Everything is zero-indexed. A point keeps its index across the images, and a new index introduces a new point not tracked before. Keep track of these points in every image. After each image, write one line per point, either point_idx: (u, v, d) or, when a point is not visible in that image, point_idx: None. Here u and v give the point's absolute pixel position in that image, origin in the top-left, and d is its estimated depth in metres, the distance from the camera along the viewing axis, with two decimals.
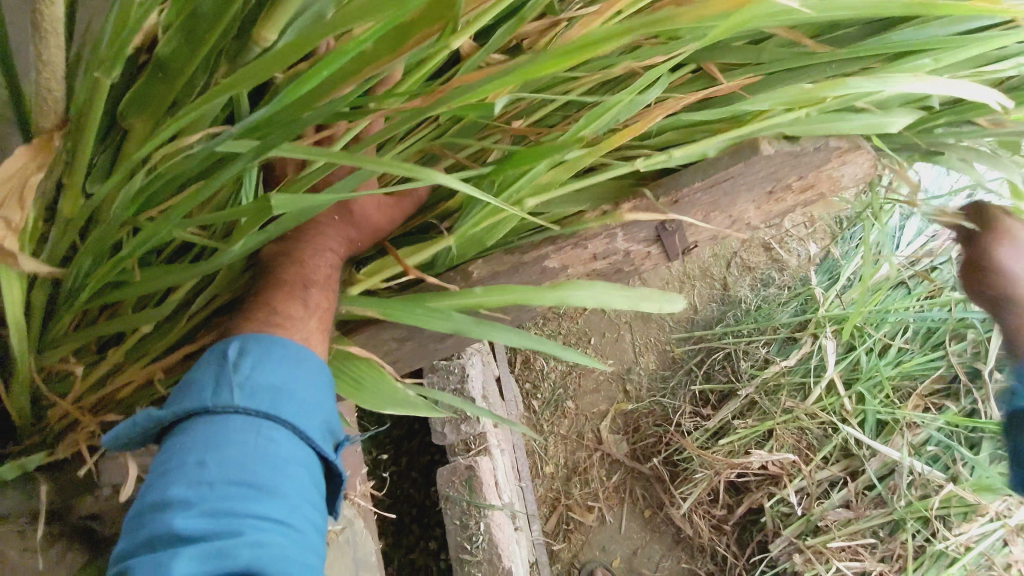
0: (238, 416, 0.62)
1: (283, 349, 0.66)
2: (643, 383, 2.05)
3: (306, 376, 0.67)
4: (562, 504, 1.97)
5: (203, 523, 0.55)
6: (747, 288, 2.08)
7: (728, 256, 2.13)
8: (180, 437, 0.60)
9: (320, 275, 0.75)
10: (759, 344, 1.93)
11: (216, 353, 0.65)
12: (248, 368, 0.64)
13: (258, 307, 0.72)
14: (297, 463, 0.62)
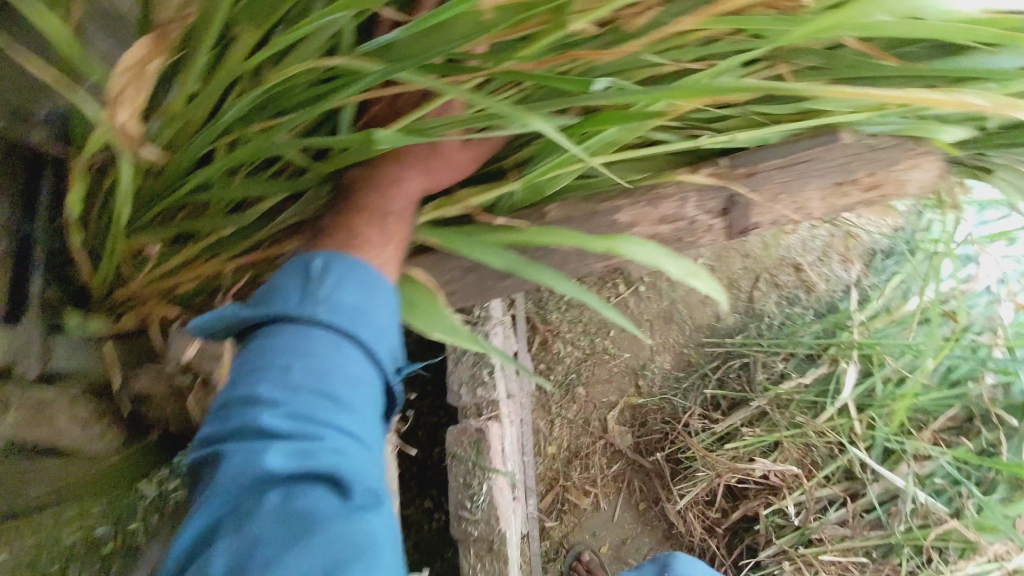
0: (321, 330, 0.67)
1: (365, 271, 0.71)
2: (656, 381, 2.07)
3: (383, 300, 0.72)
4: (561, 485, 1.99)
5: (289, 424, 0.62)
6: (772, 304, 2.11)
7: (757, 270, 2.15)
8: (268, 341, 0.67)
9: (396, 211, 0.76)
10: (777, 358, 1.98)
11: (303, 266, 0.70)
12: (333, 286, 0.69)
13: (338, 229, 0.75)
14: (369, 381, 0.68)
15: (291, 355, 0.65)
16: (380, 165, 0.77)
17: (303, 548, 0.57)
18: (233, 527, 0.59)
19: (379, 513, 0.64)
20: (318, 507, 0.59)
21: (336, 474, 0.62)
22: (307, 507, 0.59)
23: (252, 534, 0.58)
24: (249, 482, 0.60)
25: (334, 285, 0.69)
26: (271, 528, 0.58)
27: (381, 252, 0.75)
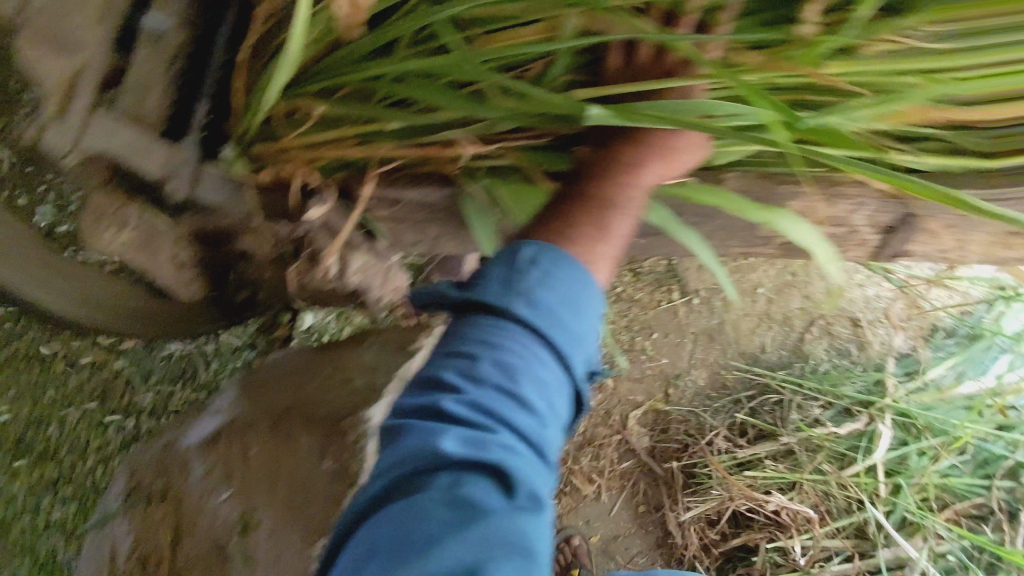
0: (516, 325, 0.71)
1: (571, 273, 0.73)
2: (687, 393, 2.06)
3: (581, 305, 0.74)
4: (567, 468, 1.99)
5: (470, 413, 0.67)
6: (822, 350, 2.09)
7: (813, 314, 2.13)
8: (466, 328, 0.72)
9: (619, 207, 0.76)
10: (814, 404, 1.94)
11: (513, 256, 0.74)
12: (537, 283, 0.72)
13: (558, 217, 0.77)
14: (551, 385, 0.70)
15: (484, 345, 0.69)
16: (612, 149, 0.77)
17: (460, 535, 0.60)
18: (404, 496, 0.64)
19: (540, 519, 0.65)
20: (483, 498, 0.62)
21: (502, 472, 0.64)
22: (470, 495, 0.62)
23: (418, 507, 0.62)
24: (427, 458, 0.64)
25: (539, 282, 0.72)
26: (436, 507, 0.62)
27: (599, 250, 0.76)
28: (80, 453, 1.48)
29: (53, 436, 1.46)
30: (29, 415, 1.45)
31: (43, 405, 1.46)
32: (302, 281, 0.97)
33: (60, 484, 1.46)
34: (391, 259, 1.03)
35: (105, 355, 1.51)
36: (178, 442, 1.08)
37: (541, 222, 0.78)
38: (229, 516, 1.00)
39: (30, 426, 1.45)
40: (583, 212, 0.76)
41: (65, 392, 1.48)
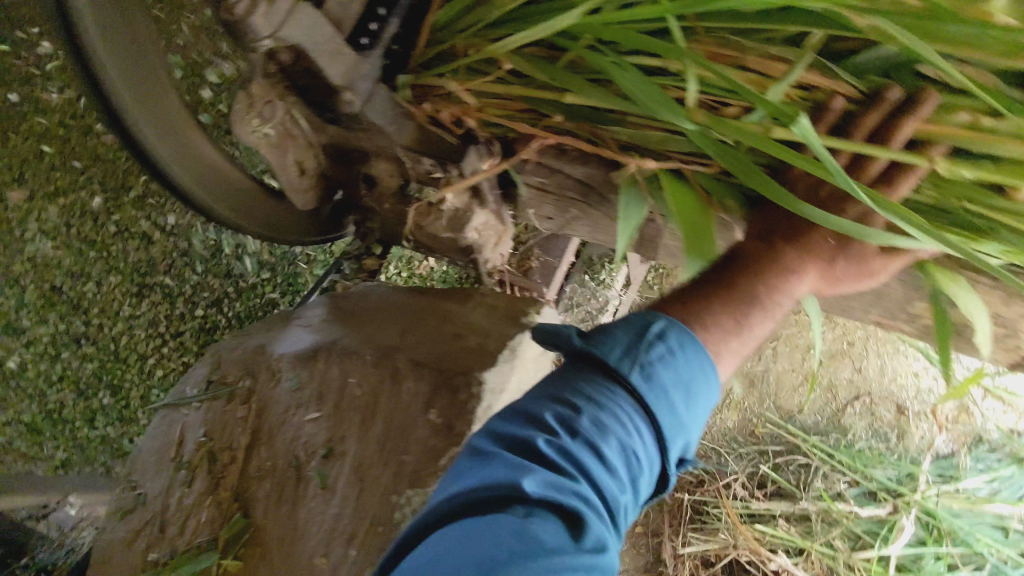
0: (626, 392, 0.70)
1: (691, 360, 0.72)
2: (713, 431, 2.05)
3: (689, 394, 0.73)
4: None
5: (561, 458, 0.64)
6: (861, 427, 2.05)
7: (859, 389, 2.07)
8: (575, 377, 0.72)
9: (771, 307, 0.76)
10: (839, 478, 1.92)
11: (641, 327, 0.74)
12: (659, 358, 0.71)
13: (704, 298, 0.76)
14: (643, 460, 0.68)
15: (592, 398, 0.68)
16: (784, 250, 0.76)
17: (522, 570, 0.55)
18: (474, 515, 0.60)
19: None
20: (553, 540, 0.57)
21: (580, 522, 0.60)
22: (543, 532, 0.57)
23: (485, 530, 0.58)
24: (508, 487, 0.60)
25: (660, 358, 0.71)
26: (506, 535, 0.57)
27: (728, 343, 0.75)
28: (109, 317, 1.65)
29: (89, 294, 1.63)
30: (70, 271, 1.61)
31: (86, 264, 1.62)
32: (420, 224, 0.96)
33: (84, 341, 1.64)
34: (509, 224, 1.01)
35: (154, 238, 1.67)
36: (269, 344, 0.84)
37: (684, 298, 0.77)
38: (315, 439, 0.77)
39: (67, 282, 1.61)
40: (736, 302, 0.75)
41: (109, 260, 1.64)
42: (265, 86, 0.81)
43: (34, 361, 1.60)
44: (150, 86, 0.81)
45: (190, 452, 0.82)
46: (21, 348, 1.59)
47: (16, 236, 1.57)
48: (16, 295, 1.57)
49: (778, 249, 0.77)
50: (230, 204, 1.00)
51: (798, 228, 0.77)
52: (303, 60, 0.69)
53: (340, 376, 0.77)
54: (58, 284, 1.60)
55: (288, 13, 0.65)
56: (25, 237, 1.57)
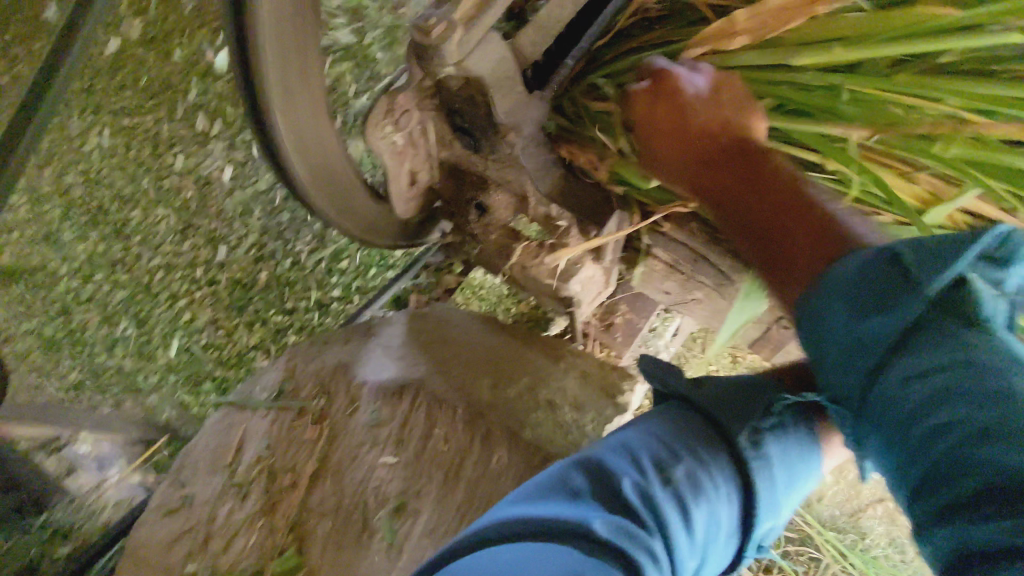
0: (728, 454, 0.54)
1: (804, 441, 0.57)
2: None
3: (794, 480, 0.56)
4: None
5: (640, 507, 0.48)
6: (877, 532, 1.99)
7: (883, 493, 1.98)
8: (666, 420, 0.56)
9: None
10: None
11: (753, 382, 0.59)
12: (773, 426, 0.56)
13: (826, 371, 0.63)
14: (725, 544, 0.52)
15: (687, 449, 0.53)
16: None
17: None
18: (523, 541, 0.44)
19: None
20: None
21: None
22: None
23: (527, 561, 0.42)
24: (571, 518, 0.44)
25: (773, 427, 0.56)
26: (559, 573, 0.41)
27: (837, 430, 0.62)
28: (150, 249, 1.53)
29: (134, 220, 1.53)
30: (120, 194, 1.52)
31: (138, 190, 1.52)
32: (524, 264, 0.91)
33: (118, 268, 1.53)
34: (612, 283, 0.97)
35: (211, 182, 1.53)
36: (351, 364, 0.79)
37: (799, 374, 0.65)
38: (388, 488, 0.70)
39: (115, 205, 1.52)
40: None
41: (160, 191, 1.53)
42: (412, 96, 0.77)
43: (67, 275, 1.52)
44: (291, 48, 0.76)
45: (248, 464, 0.74)
46: (56, 260, 1.51)
47: (75, 147, 1.50)
48: (63, 206, 1.51)
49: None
50: (331, 195, 0.93)
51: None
52: (475, 87, 0.65)
53: (426, 423, 0.73)
54: (106, 204, 1.52)
55: (477, 42, 0.61)
56: (84, 151, 1.50)
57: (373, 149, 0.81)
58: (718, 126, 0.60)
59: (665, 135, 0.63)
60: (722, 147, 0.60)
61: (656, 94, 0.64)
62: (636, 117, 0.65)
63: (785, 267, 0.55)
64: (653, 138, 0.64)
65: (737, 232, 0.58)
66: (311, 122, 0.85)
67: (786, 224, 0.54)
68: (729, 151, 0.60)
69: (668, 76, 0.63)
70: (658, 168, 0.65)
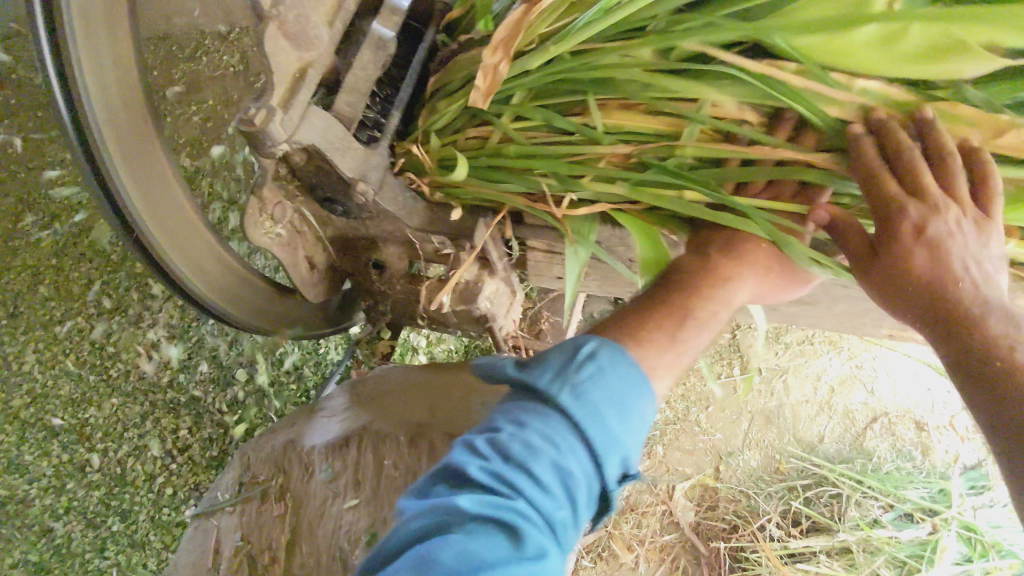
0: (558, 412, 0.59)
1: (623, 372, 0.62)
2: (739, 473, 2.03)
3: (628, 407, 0.61)
4: (606, 532, 1.90)
5: (491, 484, 0.54)
6: (884, 447, 2.07)
7: (877, 411, 2.13)
8: (508, 403, 0.62)
9: (703, 323, 0.68)
10: (873, 502, 1.91)
11: (569, 347, 0.65)
12: (588, 375, 0.61)
13: (636, 313, 0.69)
14: (584, 482, 0.57)
15: (519, 418, 0.59)
16: (716, 261, 0.71)
17: None
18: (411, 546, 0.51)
19: None
20: (488, 553, 0.49)
21: (525, 538, 0.51)
22: (482, 549, 0.49)
23: (415, 558, 0.49)
24: (437, 515, 0.52)
25: (589, 374, 0.61)
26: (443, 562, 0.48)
27: (664, 361, 0.66)
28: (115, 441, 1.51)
29: (91, 421, 1.49)
30: (70, 398, 1.47)
31: (87, 388, 1.49)
32: (432, 300, 0.99)
33: (86, 468, 1.47)
34: (517, 288, 1.07)
35: (146, 347, 1.54)
36: (298, 438, 0.84)
37: (630, 311, 0.71)
38: (357, 527, 0.75)
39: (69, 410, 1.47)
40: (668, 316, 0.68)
41: (110, 380, 1.50)
42: (275, 187, 0.85)
43: (39, 496, 1.44)
44: (151, 163, 0.85)
45: (229, 559, 0.80)
46: (25, 485, 1.43)
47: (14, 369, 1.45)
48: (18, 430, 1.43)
49: (710, 258, 0.71)
50: (229, 289, 1.01)
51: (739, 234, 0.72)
52: (316, 158, 0.74)
53: (376, 460, 0.78)
54: (60, 412, 1.47)
55: (300, 118, 0.70)
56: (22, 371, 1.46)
57: (259, 246, 0.89)
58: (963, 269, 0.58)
59: (928, 276, 0.59)
60: (949, 309, 0.59)
61: (927, 218, 0.57)
62: (891, 227, 0.59)
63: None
64: (903, 259, 0.60)
65: (970, 381, 0.58)
66: (199, 236, 0.94)
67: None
68: (982, 303, 0.58)
69: (943, 207, 0.58)
70: (885, 287, 0.62)
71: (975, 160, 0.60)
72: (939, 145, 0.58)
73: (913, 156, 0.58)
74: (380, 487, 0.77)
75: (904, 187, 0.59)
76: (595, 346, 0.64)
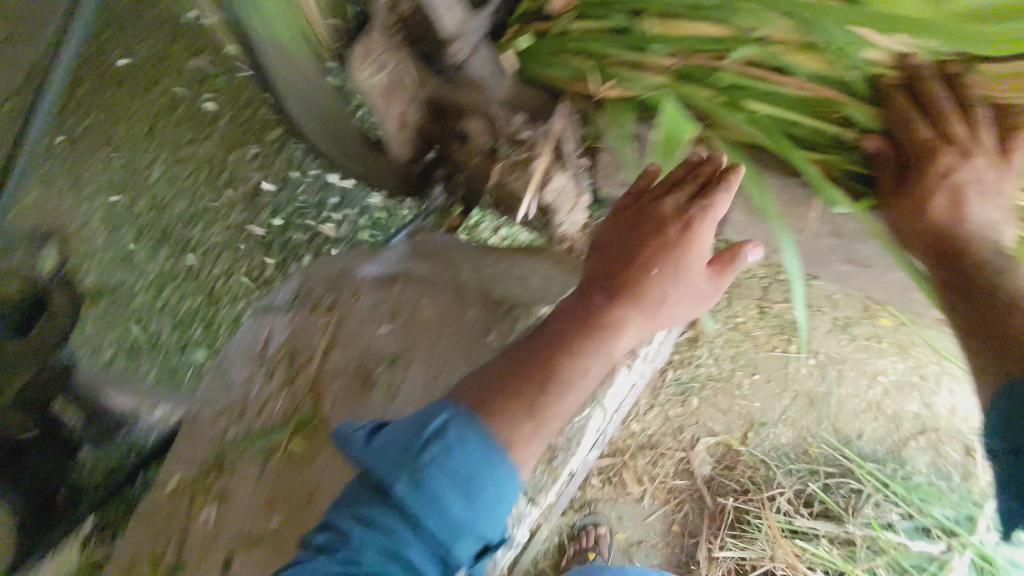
0: (398, 499, 0.71)
1: (469, 449, 0.74)
2: (766, 443, 2.02)
3: (472, 486, 0.73)
4: (622, 460, 1.99)
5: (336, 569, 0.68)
6: (923, 460, 2.02)
7: (927, 424, 2.06)
8: (368, 478, 0.75)
9: (572, 379, 0.81)
10: (892, 509, 1.94)
11: (422, 424, 0.76)
12: (432, 458, 0.73)
13: (505, 382, 0.80)
14: (430, 554, 0.70)
15: (370, 501, 0.72)
16: (606, 305, 0.86)
17: None
18: None
19: None
20: None
21: None
22: None
23: None
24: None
25: (431, 454, 0.73)
26: None
27: (523, 433, 0.77)
28: (210, 259, 1.58)
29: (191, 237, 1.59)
30: (184, 213, 1.60)
31: (196, 209, 1.60)
32: (504, 180, 1.04)
33: (175, 282, 1.55)
34: (587, 191, 1.11)
35: (248, 182, 1.63)
36: (353, 268, 1.07)
37: (526, 358, 0.82)
38: (386, 347, 1.00)
39: (179, 223, 1.59)
40: (542, 396, 0.79)
41: (212, 205, 1.61)
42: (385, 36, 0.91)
43: (137, 290, 1.53)
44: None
45: (275, 349, 1.02)
46: (129, 278, 1.53)
47: (142, 181, 1.59)
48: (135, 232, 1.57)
49: (595, 306, 0.86)
50: (331, 138, 1.16)
51: (652, 242, 0.89)
52: None
53: (412, 299, 1.04)
54: (175, 220, 1.59)
55: None
56: (149, 181, 1.60)
57: (361, 90, 0.95)
58: (980, 218, 0.84)
59: (940, 215, 0.84)
60: (956, 240, 0.84)
61: (955, 168, 0.82)
62: (925, 172, 0.83)
63: (997, 333, 0.77)
64: (928, 197, 0.84)
65: (959, 287, 0.83)
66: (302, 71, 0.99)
67: (1000, 304, 0.79)
68: (979, 241, 0.84)
69: (968, 158, 0.82)
70: (916, 219, 0.86)
71: (1002, 110, 0.82)
72: (966, 97, 0.82)
73: (942, 106, 0.81)
74: (407, 321, 1.02)
75: (940, 136, 0.82)
76: (442, 426, 0.75)
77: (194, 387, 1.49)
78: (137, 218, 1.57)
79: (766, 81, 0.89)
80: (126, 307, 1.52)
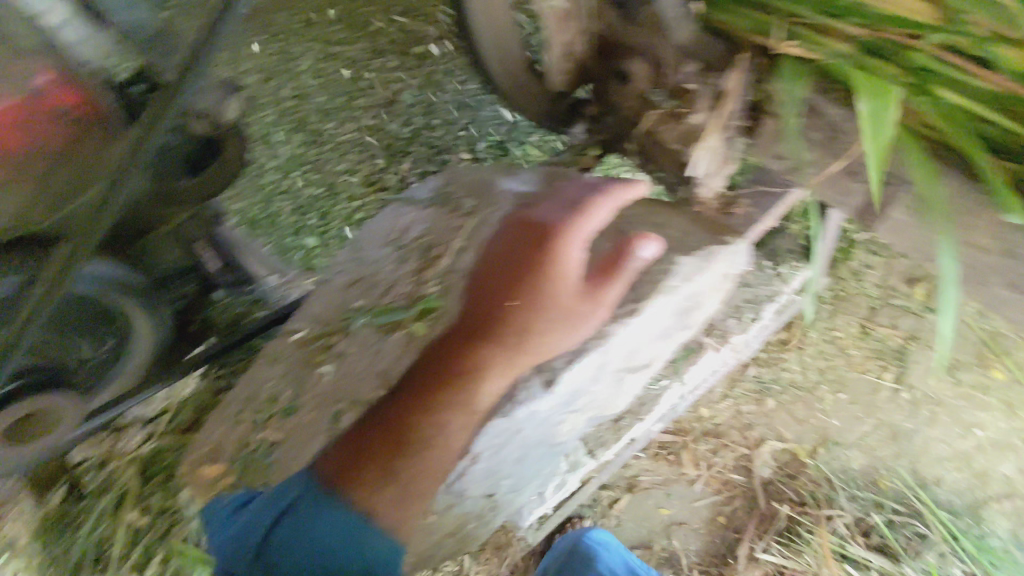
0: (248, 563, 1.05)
1: (310, 526, 1.01)
2: (835, 462, 1.95)
3: (322, 546, 1.00)
4: (683, 441, 1.97)
5: None
6: (1000, 523, 1.91)
7: (1015, 488, 1.93)
8: (225, 542, 1.09)
9: (437, 412, 0.96)
10: (955, 562, 1.86)
11: (279, 499, 1.06)
12: (271, 539, 1.04)
13: (384, 427, 0.99)
14: None
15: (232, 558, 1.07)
16: (479, 346, 0.94)
17: None
18: None
19: None
20: None
21: None
22: None
23: None
24: None
25: (279, 529, 1.03)
26: None
27: (379, 496, 0.99)
28: (336, 156, 1.65)
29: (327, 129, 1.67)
30: (323, 106, 1.66)
31: (336, 103, 1.67)
32: (655, 129, 1.05)
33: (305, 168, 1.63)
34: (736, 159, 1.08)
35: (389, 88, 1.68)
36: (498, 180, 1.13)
37: (417, 388, 0.98)
38: None
39: (318, 115, 1.65)
40: (429, 440, 0.97)
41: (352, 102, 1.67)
42: None
43: (271, 169, 1.62)
44: None
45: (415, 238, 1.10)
46: (266, 156, 1.62)
47: (291, 68, 1.66)
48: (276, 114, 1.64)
49: (470, 343, 0.94)
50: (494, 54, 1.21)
51: (498, 297, 0.93)
52: None
53: None
54: (316, 111, 1.65)
55: None
56: (297, 70, 1.67)
57: None
58: None
59: None
60: None
61: None
62: None
63: None
64: None
65: None
66: None
67: None
68: None
69: None
70: None
71: None
72: None
73: None
74: None
75: None
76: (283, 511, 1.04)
77: (303, 267, 1.57)
78: (279, 102, 1.65)
79: (964, 70, 0.81)
80: (257, 184, 1.61)
